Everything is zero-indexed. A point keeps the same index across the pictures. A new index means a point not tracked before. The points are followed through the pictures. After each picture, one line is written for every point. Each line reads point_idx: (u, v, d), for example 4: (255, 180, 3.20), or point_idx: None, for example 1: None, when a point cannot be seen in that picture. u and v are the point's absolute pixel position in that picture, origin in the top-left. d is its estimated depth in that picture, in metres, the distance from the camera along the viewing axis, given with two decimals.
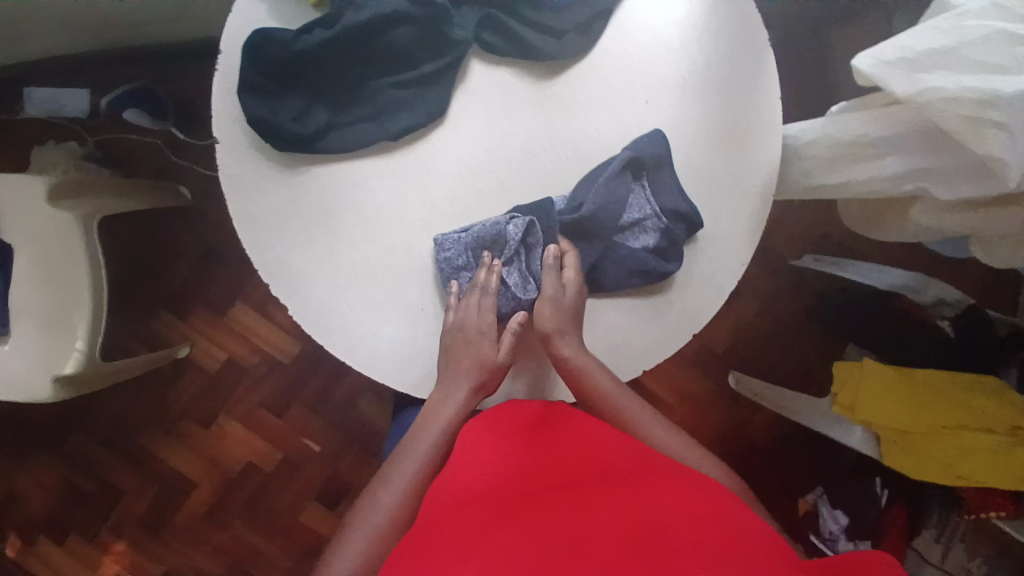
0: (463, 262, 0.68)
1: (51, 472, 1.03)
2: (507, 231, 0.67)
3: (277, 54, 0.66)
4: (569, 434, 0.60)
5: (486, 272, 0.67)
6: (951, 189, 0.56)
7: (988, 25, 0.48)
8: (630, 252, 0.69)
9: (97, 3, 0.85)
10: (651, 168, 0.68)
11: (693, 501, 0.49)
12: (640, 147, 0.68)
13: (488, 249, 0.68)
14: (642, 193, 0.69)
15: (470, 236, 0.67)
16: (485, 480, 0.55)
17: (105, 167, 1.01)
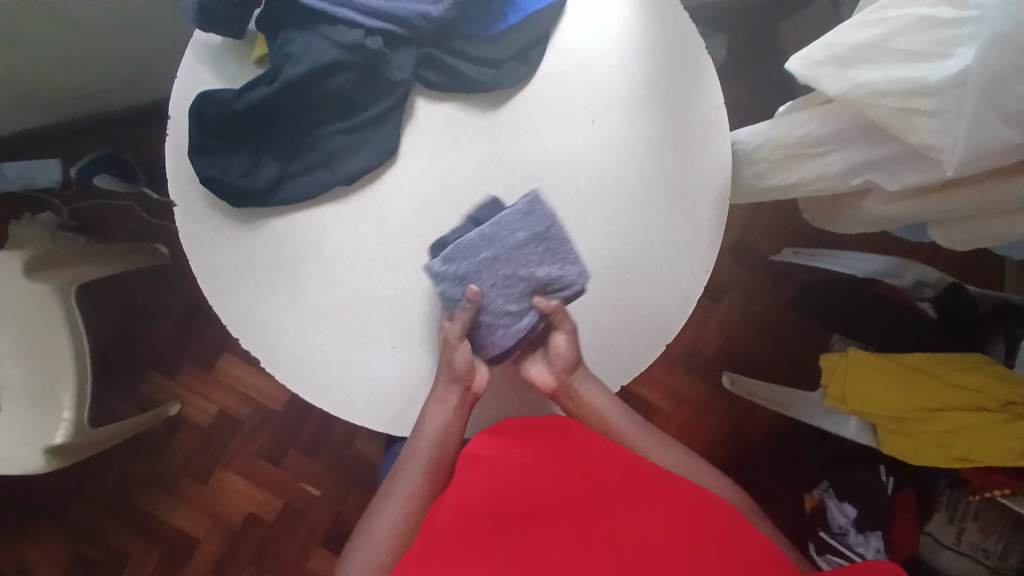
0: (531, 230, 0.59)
1: (58, 543, 1.04)
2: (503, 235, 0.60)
3: (217, 114, 0.59)
4: (572, 440, 0.58)
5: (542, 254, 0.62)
6: (899, 180, 0.53)
7: (911, 11, 0.45)
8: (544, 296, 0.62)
9: (51, 78, 0.86)
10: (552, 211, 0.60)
11: (691, 515, 0.49)
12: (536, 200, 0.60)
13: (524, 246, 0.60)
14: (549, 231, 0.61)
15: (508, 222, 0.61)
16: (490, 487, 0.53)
17: (81, 236, 1.00)
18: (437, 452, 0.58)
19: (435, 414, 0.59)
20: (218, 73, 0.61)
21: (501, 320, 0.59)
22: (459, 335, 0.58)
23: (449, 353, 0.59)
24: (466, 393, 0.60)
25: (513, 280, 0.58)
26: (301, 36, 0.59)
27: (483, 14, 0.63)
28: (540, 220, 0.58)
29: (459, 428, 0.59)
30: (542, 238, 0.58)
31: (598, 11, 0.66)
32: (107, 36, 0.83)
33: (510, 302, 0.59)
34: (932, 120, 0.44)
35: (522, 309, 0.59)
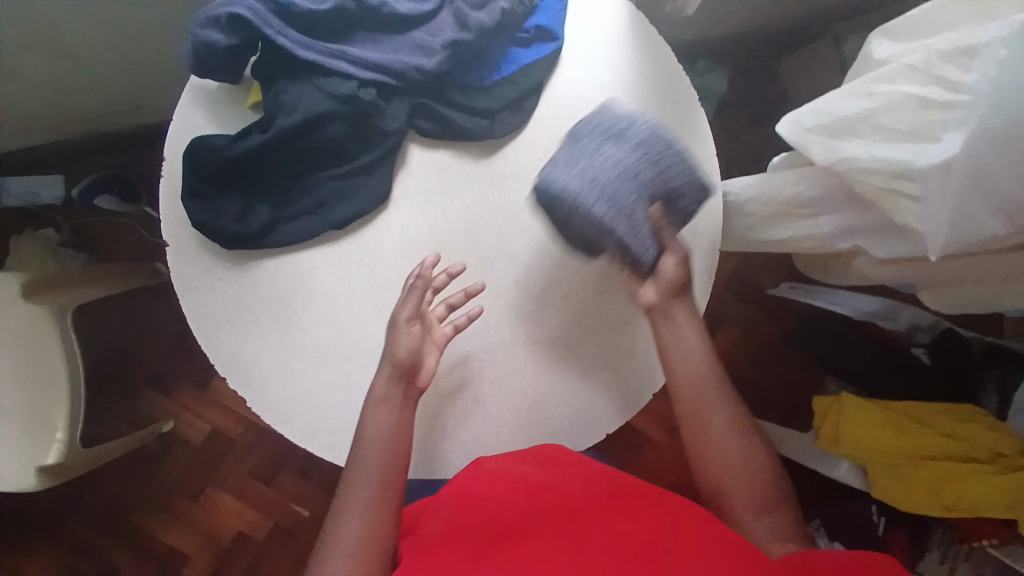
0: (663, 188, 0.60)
1: (52, 556, 1.05)
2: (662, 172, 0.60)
3: (211, 161, 0.59)
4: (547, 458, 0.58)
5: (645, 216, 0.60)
6: (888, 248, 0.53)
7: (901, 89, 0.45)
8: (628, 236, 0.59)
9: (54, 102, 0.87)
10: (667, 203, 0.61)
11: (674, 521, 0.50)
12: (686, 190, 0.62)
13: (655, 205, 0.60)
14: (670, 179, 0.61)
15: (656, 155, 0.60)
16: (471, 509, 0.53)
17: (81, 253, 1.01)
18: (386, 455, 0.55)
19: (382, 411, 0.56)
20: (214, 119, 0.62)
21: (597, 173, 0.57)
22: (409, 318, 0.59)
23: (393, 339, 0.58)
24: (410, 386, 0.58)
25: (636, 176, 0.58)
26: (294, 86, 0.59)
27: (478, 64, 0.63)
28: (686, 202, 0.62)
29: (405, 428, 0.57)
30: (664, 198, 0.60)
31: (595, 59, 0.65)
32: (110, 65, 0.84)
33: (621, 177, 0.58)
34: (916, 205, 0.45)
35: (628, 209, 0.58)
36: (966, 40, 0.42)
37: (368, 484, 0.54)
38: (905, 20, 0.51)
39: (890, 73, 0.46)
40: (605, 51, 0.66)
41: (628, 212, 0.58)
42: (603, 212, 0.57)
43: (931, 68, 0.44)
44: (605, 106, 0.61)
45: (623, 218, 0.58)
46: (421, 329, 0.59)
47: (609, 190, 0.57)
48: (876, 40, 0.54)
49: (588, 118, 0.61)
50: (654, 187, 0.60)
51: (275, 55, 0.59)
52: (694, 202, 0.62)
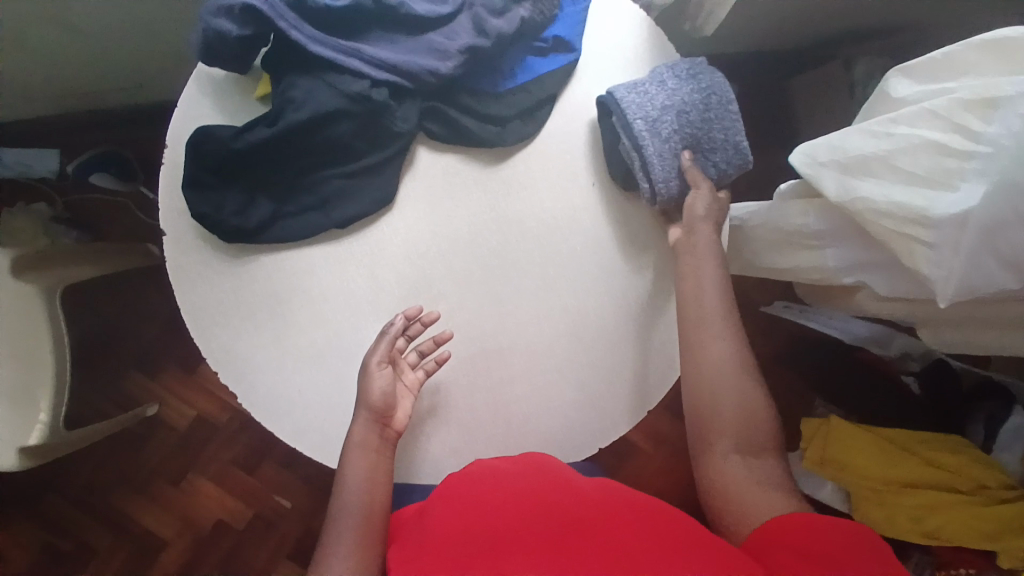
0: (707, 144, 0.60)
1: (27, 534, 1.04)
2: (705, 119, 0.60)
3: (215, 152, 0.58)
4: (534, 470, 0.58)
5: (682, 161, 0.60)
6: (892, 287, 0.53)
7: (920, 133, 0.45)
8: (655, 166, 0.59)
9: (54, 74, 0.85)
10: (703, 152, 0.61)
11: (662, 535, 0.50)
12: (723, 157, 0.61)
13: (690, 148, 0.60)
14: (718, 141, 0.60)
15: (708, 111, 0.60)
16: (457, 520, 0.53)
17: (73, 230, 0.99)
18: (365, 500, 0.56)
19: (358, 456, 0.57)
20: (219, 108, 0.61)
21: (650, 106, 0.58)
22: (380, 363, 0.59)
23: (366, 383, 0.59)
24: (386, 429, 0.59)
25: (682, 111, 0.59)
26: (305, 81, 0.58)
27: (492, 72, 0.63)
28: (718, 155, 0.61)
29: (383, 468, 0.58)
30: (694, 146, 0.60)
31: (611, 74, 0.65)
32: (113, 42, 0.82)
33: (666, 114, 0.58)
34: (928, 250, 0.44)
35: (665, 135, 0.58)
36: (990, 91, 0.42)
37: (349, 534, 0.54)
38: (925, 60, 0.51)
39: (910, 116, 0.46)
40: (623, 66, 0.65)
41: (663, 139, 0.58)
42: (638, 120, 0.58)
43: (952, 114, 0.43)
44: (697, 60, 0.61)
45: (651, 138, 0.58)
46: (393, 373, 0.60)
47: (653, 121, 0.58)
48: (894, 77, 0.54)
49: (669, 64, 0.61)
50: (697, 130, 0.60)
51: (288, 47, 0.58)
52: (726, 163, 0.61)
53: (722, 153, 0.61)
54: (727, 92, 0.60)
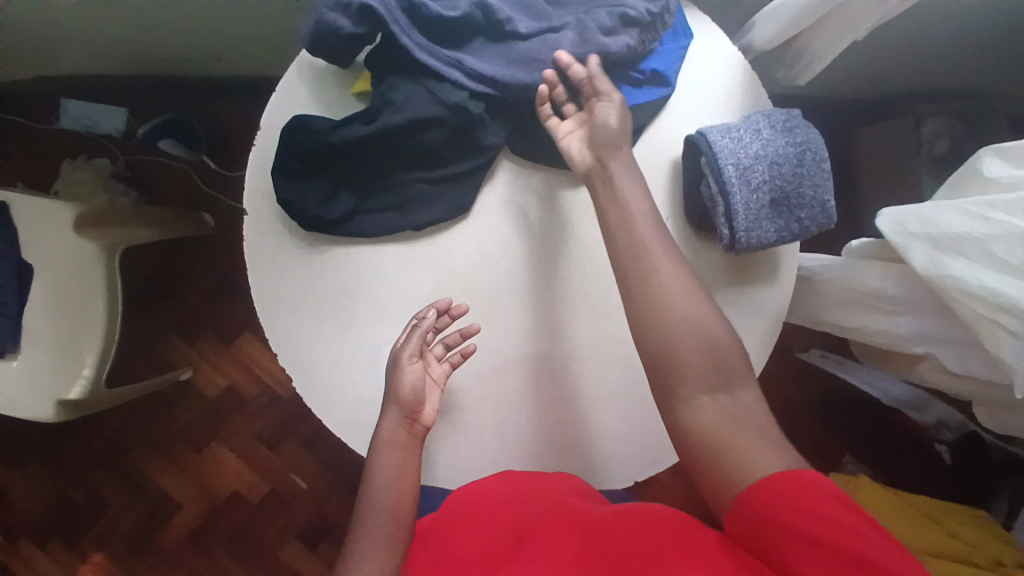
0: (799, 198, 0.60)
1: (45, 478, 1.05)
2: (801, 173, 0.60)
3: (309, 142, 0.59)
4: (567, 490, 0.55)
5: (768, 211, 0.60)
6: (964, 363, 0.54)
7: (1018, 222, 0.45)
8: (740, 211, 0.59)
9: (142, 37, 0.86)
10: (793, 206, 0.60)
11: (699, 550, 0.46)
12: (811, 214, 0.61)
13: (779, 199, 0.60)
14: (809, 196, 0.60)
15: (804, 165, 0.60)
16: (484, 528, 0.52)
17: (132, 190, 1.00)
18: (392, 496, 0.54)
19: (387, 455, 0.55)
20: (317, 100, 0.62)
21: (743, 154, 0.59)
22: (410, 356, 0.58)
23: (397, 376, 0.58)
24: (416, 426, 0.58)
25: (776, 163, 0.59)
26: (407, 87, 0.59)
27: None
28: (806, 210, 0.61)
29: (410, 464, 0.56)
30: (781, 199, 0.60)
31: (702, 113, 0.65)
32: (207, 15, 0.83)
33: (758, 163, 0.59)
34: (1013, 339, 0.44)
35: (756, 183, 0.59)
36: None
37: (377, 533, 0.52)
38: (1023, 145, 0.52)
39: (1010, 202, 0.47)
40: (715, 106, 0.65)
41: (753, 187, 0.59)
42: (728, 164, 0.59)
43: None
44: (796, 114, 0.62)
45: (742, 183, 0.59)
46: (422, 367, 0.59)
47: (744, 169, 0.59)
48: (987, 156, 0.55)
49: (766, 113, 0.62)
50: (787, 183, 0.60)
51: (395, 51, 0.59)
52: (810, 220, 0.61)
53: (810, 209, 0.61)
54: (821, 150, 0.60)
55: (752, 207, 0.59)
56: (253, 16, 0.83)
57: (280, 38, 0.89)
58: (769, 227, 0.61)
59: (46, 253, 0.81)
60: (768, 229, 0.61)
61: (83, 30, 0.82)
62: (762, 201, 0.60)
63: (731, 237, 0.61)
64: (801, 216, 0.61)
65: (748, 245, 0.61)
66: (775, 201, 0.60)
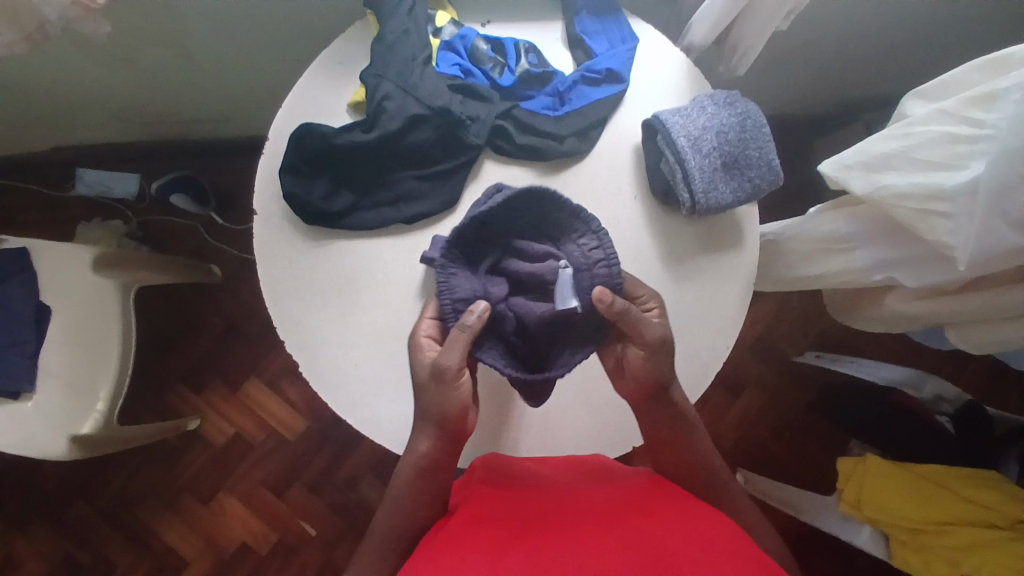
0: (750, 160, 0.67)
1: (50, 540, 1.04)
2: (746, 139, 0.66)
3: (315, 144, 0.66)
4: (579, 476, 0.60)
5: (722, 176, 0.67)
6: (920, 278, 0.59)
7: (934, 129, 0.52)
8: (696, 176, 0.65)
9: (157, 101, 0.96)
10: (745, 170, 0.67)
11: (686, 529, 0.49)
12: (760, 175, 0.67)
13: (729, 165, 0.67)
14: (756, 159, 0.67)
15: (748, 131, 0.66)
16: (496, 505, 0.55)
17: (144, 245, 1.08)
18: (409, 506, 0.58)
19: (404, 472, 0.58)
20: (316, 114, 0.70)
21: (693, 126, 0.66)
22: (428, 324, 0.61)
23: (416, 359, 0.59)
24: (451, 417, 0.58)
25: (723, 132, 0.66)
26: (399, 94, 0.67)
27: (552, 97, 0.72)
28: (756, 172, 0.67)
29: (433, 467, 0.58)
30: (732, 163, 0.67)
31: (654, 101, 0.73)
32: (216, 78, 0.93)
33: (707, 133, 0.66)
34: (946, 222, 0.51)
35: (705, 151, 0.65)
36: (989, 87, 0.49)
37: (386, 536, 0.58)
38: (936, 83, 0.58)
39: (924, 117, 0.54)
40: (668, 99, 0.73)
41: (705, 155, 0.65)
42: (682, 136, 0.66)
43: (959, 111, 0.51)
44: (734, 94, 0.68)
45: (694, 151, 0.65)
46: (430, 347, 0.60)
47: (695, 139, 0.65)
48: (908, 101, 0.60)
49: (709, 94, 0.69)
50: (734, 149, 0.66)
51: (383, 60, 0.68)
52: (760, 179, 0.68)
53: (759, 171, 0.67)
54: (761, 118, 0.67)
55: (707, 171, 0.66)
56: (258, 74, 0.94)
57: (279, 94, 0.99)
58: (725, 189, 0.67)
59: (64, 295, 0.85)
60: (724, 192, 0.67)
61: (106, 95, 0.93)
62: (716, 167, 0.66)
63: (688, 202, 0.67)
64: (753, 178, 0.67)
65: (707, 210, 0.67)
66: (726, 167, 0.67)
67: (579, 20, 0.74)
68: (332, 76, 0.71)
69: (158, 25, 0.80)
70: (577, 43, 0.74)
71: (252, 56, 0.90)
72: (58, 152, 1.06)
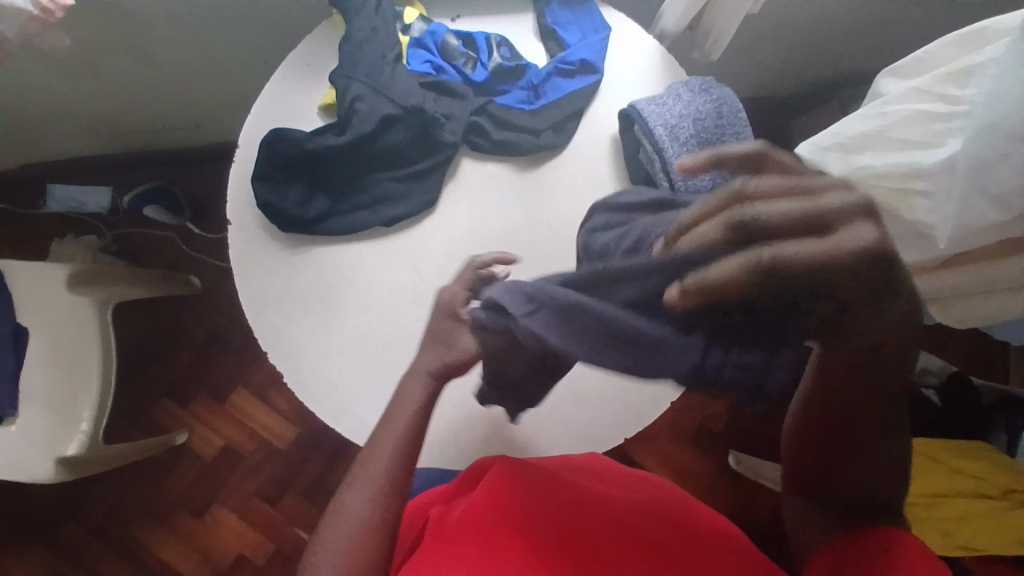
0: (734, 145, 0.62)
1: (42, 564, 1.02)
2: (725, 124, 0.63)
3: (287, 150, 0.66)
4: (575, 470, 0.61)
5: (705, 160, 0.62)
6: None
7: (910, 107, 0.53)
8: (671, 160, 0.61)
9: (124, 111, 0.94)
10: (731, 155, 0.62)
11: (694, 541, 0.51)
12: None
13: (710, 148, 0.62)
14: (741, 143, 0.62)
15: (727, 119, 0.64)
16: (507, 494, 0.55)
17: (120, 259, 1.06)
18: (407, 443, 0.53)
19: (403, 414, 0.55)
20: (286, 119, 0.69)
21: (669, 115, 0.65)
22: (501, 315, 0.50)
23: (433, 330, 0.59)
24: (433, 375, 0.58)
25: (698, 118, 0.64)
26: (370, 95, 0.66)
27: (527, 91, 0.71)
28: None
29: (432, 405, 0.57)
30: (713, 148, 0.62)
31: (628, 89, 0.73)
32: (183, 84, 0.91)
33: (683, 121, 0.64)
34: (926, 200, 0.49)
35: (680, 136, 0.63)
36: (965, 65, 0.50)
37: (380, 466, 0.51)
38: (912, 61, 0.58)
39: (901, 97, 0.55)
40: (644, 86, 0.73)
41: (681, 140, 0.63)
42: (659, 124, 0.65)
43: (936, 89, 0.52)
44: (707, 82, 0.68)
45: (670, 139, 0.63)
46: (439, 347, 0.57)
47: (671, 127, 0.64)
48: (883, 78, 0.61)
49: (684, 81, 0.68)
50: (713, 133, 0.63)
51: (352, 61, 0.67)
52: None
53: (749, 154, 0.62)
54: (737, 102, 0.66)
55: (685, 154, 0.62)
56: (228, 79, 0.92)
57: (250, 98, 0.97)
58: None
59: (40, 314, 0.83)
60: None
61: (72, 108, 0.90)
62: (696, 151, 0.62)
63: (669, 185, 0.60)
64: None
65: None
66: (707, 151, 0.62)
67: (549, 11, 0.73)
68: (301, 79, 0.70)
69: (119, 34, 0.77)
70: (549, 34, 0.73)
71: (220, 62, 0.88)
72: (25, 169, 1.03)
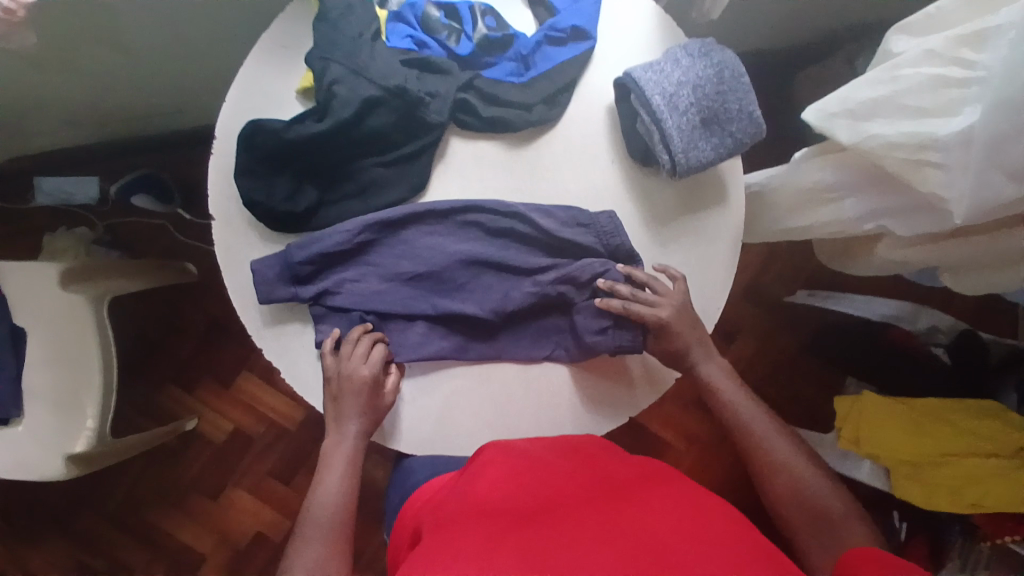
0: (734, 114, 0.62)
1: (64, 551, 1.05)
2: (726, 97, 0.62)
3: (266, 141, 0.62)
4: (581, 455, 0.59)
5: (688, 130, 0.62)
6: (914, 227, 0.56)
7: (921, 71, 0.49)
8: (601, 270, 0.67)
9: (101, 99, 0.91)
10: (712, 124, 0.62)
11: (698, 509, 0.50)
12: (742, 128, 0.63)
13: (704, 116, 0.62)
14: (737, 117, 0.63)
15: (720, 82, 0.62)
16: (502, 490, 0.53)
17: (114, 250, 1.05)
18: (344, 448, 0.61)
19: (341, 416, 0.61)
20: (264, 108, 0.66)
21: (668, 83, 0.61)
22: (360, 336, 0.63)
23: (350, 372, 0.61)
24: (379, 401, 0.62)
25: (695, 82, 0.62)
26: (350, 78, 0.62)
27: (515, 62, 0.68)
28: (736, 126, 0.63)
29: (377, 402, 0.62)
30: (710, 118, 0.62)
31: (622, 57, 0.69)
32: (159, 70, 0.87)
33: (682, 88, 0.61)
34: (939, 172, 0.49)
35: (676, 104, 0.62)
36: (978, 25, 0.46)
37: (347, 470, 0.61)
38: (918, 16, 0.54)
39: (911, 59, 0.50)
40: (637, 53, 0.69)
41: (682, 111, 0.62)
42: (655, 94, 0.61)
43: (948, 51, 0.48)
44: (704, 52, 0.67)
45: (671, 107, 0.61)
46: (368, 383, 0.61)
47: (670, 96, 0.61)
48: (892, 36, 0.56)
49: (683, 45, 0.64)
50: (711, 103, 0.62)
51: (328, 42, 0.63)
52: (742, 132, 0.63)
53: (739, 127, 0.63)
54: (738, 67, 0.62)
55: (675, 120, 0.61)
56: (206, 62, 0.88)
57: (229, 80, 0.94)
58: (705, 146, 0.63)
59: (36, 313, 0.82)
60: (704, 149, 0.63)
61: (48, 101, 0.87)
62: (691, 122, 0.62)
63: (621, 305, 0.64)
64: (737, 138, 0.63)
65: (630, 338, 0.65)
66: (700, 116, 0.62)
67: None
68: (276, 62, 0.66)
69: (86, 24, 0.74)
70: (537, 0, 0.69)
71: (196, 45, 0.84)
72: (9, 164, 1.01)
